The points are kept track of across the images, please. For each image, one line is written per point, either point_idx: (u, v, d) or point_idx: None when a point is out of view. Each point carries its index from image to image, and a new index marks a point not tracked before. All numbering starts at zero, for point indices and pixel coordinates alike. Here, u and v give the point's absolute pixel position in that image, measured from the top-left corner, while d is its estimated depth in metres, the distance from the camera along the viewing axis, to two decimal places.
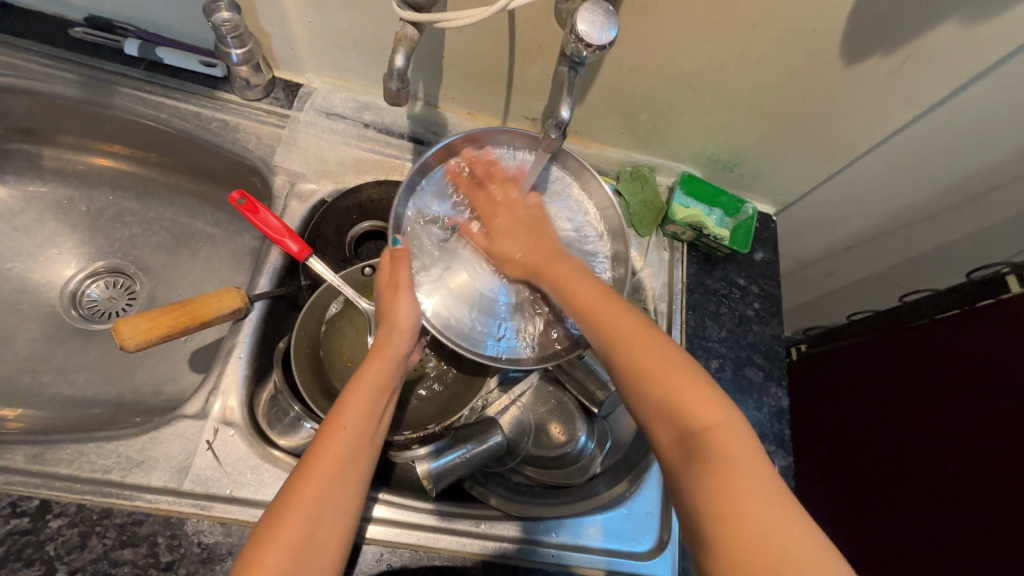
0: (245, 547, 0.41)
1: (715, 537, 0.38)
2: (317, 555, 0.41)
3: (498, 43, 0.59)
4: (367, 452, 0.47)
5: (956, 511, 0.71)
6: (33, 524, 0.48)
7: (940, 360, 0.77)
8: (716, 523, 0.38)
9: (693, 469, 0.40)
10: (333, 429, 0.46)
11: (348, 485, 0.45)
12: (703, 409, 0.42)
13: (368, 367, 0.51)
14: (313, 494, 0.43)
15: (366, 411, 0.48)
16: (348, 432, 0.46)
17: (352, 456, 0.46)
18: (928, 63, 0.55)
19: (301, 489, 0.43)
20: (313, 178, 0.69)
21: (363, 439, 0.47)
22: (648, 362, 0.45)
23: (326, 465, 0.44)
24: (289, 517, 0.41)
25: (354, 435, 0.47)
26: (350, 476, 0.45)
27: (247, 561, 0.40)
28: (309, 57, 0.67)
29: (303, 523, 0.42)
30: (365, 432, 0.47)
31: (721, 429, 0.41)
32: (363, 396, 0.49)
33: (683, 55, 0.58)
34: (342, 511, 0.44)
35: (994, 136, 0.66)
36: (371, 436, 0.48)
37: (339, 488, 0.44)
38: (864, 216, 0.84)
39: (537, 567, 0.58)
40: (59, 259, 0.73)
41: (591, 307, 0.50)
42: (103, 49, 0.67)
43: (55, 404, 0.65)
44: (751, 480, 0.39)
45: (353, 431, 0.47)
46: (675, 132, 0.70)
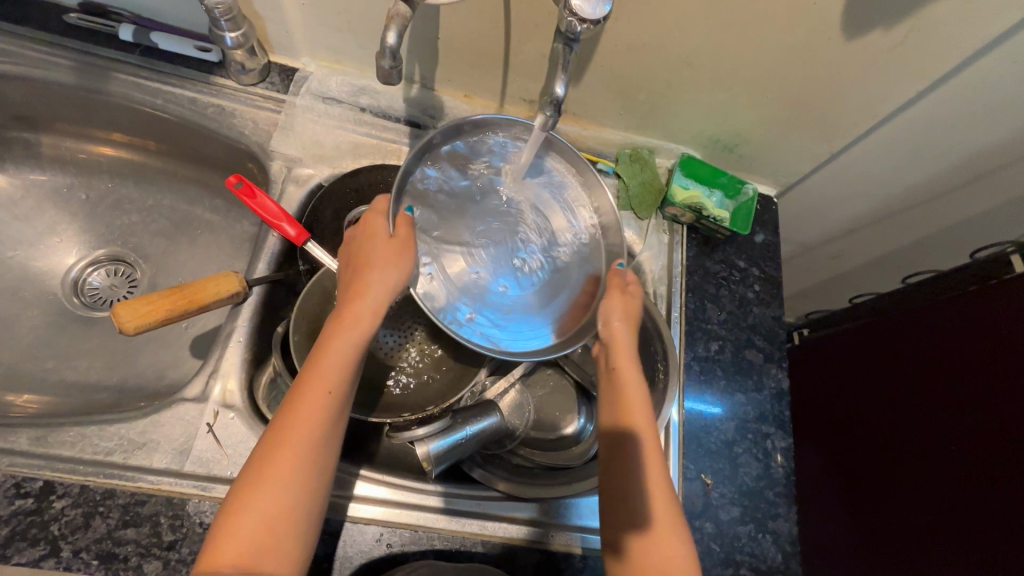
0: (225, 502, 0.43)
1: None
2: (299, 518, 0.43)
3: (493, 23, 0.58)
4: (344, 414, 0.47)
5: (957, 491, 0.71)
6: (38, 505, 0.49)
7: (944, 342, 0.76)
8: None
9: None
10: (310, 395, 0.45)
11: (326, 448, 0.45)
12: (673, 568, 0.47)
13: (344, 329, 0.47)
14: (292, 463, 0.43)
15: (345, 376, 0.47)
16: (331, 397, 0.45)
17: (330, 421, 0.45)
18: (931, 37, 0.54)
19: (278, 456, 0.43)
20: (310, 163, 0.69)
21: (341, 403, 0.46)
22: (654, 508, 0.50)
23: (306, 427, 0.44)
24: (268, 486, 0.42)
25: (333, 400, 0.46)
26: (327, 440, 0.45)
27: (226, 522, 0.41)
28: (304, 40, 0.67)
29: (283, 492, 0.43)
30: (343, 396, 0.46)
31: None
32: (341, 359, 0.46)
33: (682, 32, 0.57)
34: (320, 474, 0.45)
35: (999, 113, 0.65)
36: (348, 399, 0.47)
37: (318, 455, 0.45)
38: (866, 198, 0.84)
39: (536, 546, 0.59)
40: (60, 247, 0.74)
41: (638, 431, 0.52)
42: (97, 35, 0.67)
43: (59, 389, 0.66)
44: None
45: (334, 393, 0.46)
46: (674, 112, 0.69)
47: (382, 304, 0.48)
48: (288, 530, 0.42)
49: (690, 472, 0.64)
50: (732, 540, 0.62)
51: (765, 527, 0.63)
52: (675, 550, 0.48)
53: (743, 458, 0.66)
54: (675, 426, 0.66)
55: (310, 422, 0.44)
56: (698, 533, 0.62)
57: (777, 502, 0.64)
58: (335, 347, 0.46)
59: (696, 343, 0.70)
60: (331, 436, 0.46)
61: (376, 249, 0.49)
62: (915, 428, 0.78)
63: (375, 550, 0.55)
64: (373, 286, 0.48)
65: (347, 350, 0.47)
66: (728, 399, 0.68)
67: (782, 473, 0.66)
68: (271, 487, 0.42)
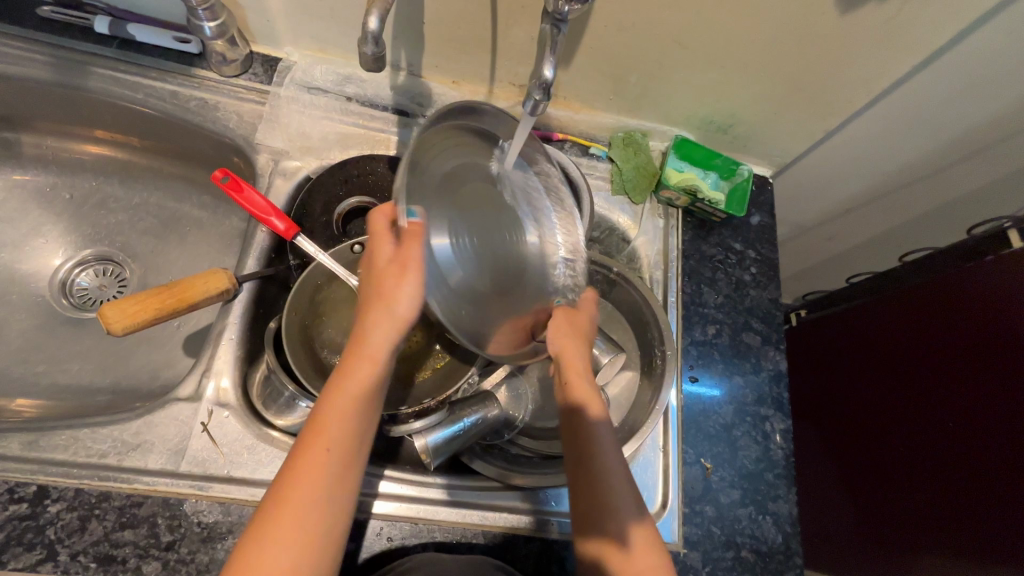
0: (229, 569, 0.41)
1: None
2: None
3: (479, 6, 0.57)
4: (350, 471, 0.44)
5: (956, 471, 0.72)
6: (33, 509, 0.48)
7: (939, 321, 0.76)
8: None
9: None
10: (309, 447, 0.43)
11: (330, 506, 0.43)
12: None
13: (347, 374, 0.46)
14: (293, 518, 0.41)
15: (351, 426, 0.44)
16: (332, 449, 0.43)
17: (334, 473, 0.43)
18: (926, 10, 0.54)
19: (277, 510, 0.41)
20: (297, 155, 0.68)
21: (345, 455, 0.44)
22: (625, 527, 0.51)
23: (306, 482, 0.42)
24: (266, 547, 0.40)
25: (331, 454, 0.43)
26: (329, 498, 0.43)
27: None
28: (286, 29, 0.65)
29: (279, 549, 0.40)
30: (349, 445, 0.44)
31: None
32: (342, 409, 0.44)
33: (672, 11, 0.56)
34: (326, 536, 0.42)
35: (995, 87, 0.64)
36: (354, 446, 0.45)
37: (318, 508, 0.42)
38: (862, 176, 0.83)
39: (537, 535, 0.59)
40: (46, 248, 0.72)
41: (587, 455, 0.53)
42: (72, 29, 0.65)
43: (52, 392, 0.65)
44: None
45: (336, 446, 0.44)
46: (667, 92, 0.68)
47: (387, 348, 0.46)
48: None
49: (689, 456, 0.64)
50: (732, 522, 0.62)
51: (765, 509, 0.63)
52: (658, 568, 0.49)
53: (742, 441, 0.66)
54: (674, 412, 0.66)
55: (309, 476, 0.42)
56: (698, 518, 0.62)
57: (777, 484, 0.65)
58: (339, 395, 0.45)
59: (693, 328, 0.69)
60: (335, 494, 0.43)
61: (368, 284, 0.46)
62: (913, 408, 0.79)
63: (375, 544, 0.55)
64: (379, 333, 0.45)
65: (351, 395, 0.45)
66: (727, 382, 0.68)
67: (781, 455, 0.66)
68: (268, 542, 0.40)
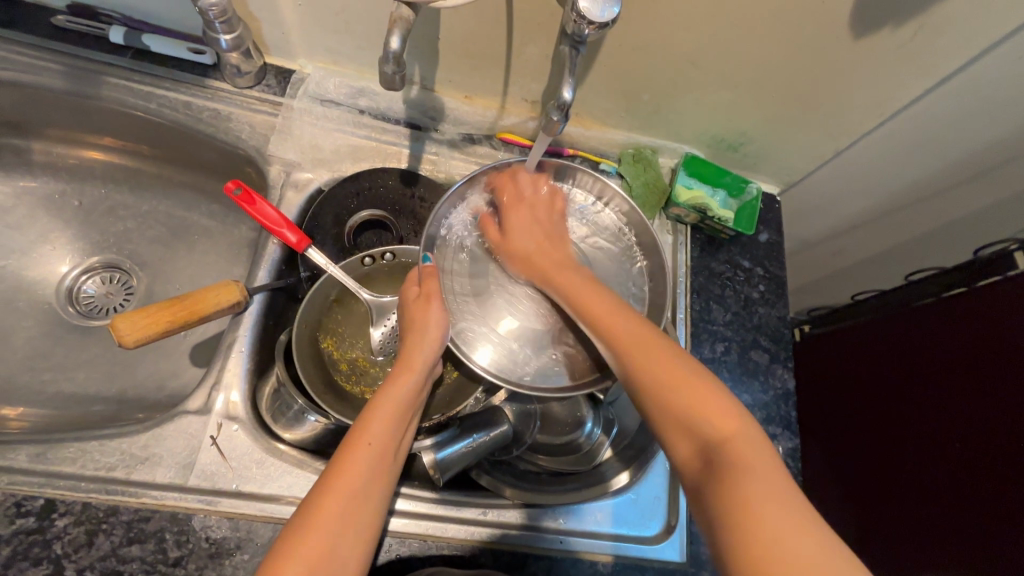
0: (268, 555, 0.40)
1: (736, 548, 0.37)
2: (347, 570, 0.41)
3: (495, 24, 0.57)
4: (391, 471, 0.46)
5: (960, 491, 0.71)
6: (40, 523, 0.48)
7: (946, 340, 0.76)
8: (733, 530, 0.38)
9: (713, 478, 0.40)
10: (356, 443, 0.45)
11: (371, 501, 0.44)
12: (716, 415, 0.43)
13: (391, 382, 0.50)
14: (339, 508, 0.42)
15: (392, 426, 0.48)
16: (377, 446, 0.46)
17: (377, 470, 0.45)
18: (938, 35, 0.54)
19: (323, 503, 0.42)
20: (309, 167, 0.68)
21: (388, 456, 0.46)
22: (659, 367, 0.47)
23: (352, 475, 0.44)
24: (314, 530, 0.41)
25: (377, 453, 0.46)
26: (372, 493, 0.44)
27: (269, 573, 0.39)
28: (301, 42, 0.65)
29: (323, 538, 0.41)
30: (390, 444, 0.47)
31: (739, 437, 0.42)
32: (387, 411, 0.48)
33: (687, 32, 0.56)
34: (367, 527, 0.43)
35: (1004, 111, 0.64)
36: (395, 447, 0.47)
37: (360, 506, 0.43)
38: (869, 195, 0.83)
39: (545, 553, 0.58)
40: (53, 255, 0.72)
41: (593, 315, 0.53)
42: (87, 38, 0.65)
43: (57, 401, 0.65)
44: (769, 486, 0.39)
45: (379, 445, 0.46)
46: (678, 111, 0.68)
47: (423, 361, 0.52)
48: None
49: None
50: None
51: None
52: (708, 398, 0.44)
53: None
54: None
55: (356, 471, 0.44)
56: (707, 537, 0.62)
57: None
58: (384, 398, 0.49)
59: (701, 345, 0.70)
60: (376, 490, 0.45)
61: (418, 306, 0.54)
62: (916, 427, 0.78)
63: (384, 561, 0.55)
64: (415, 346, 0.52)
65: (394, 400, 0.49)
66: (735, 400, 0.68)
67: (790, 474, 0.66)
68: (315, 532, 0.41)
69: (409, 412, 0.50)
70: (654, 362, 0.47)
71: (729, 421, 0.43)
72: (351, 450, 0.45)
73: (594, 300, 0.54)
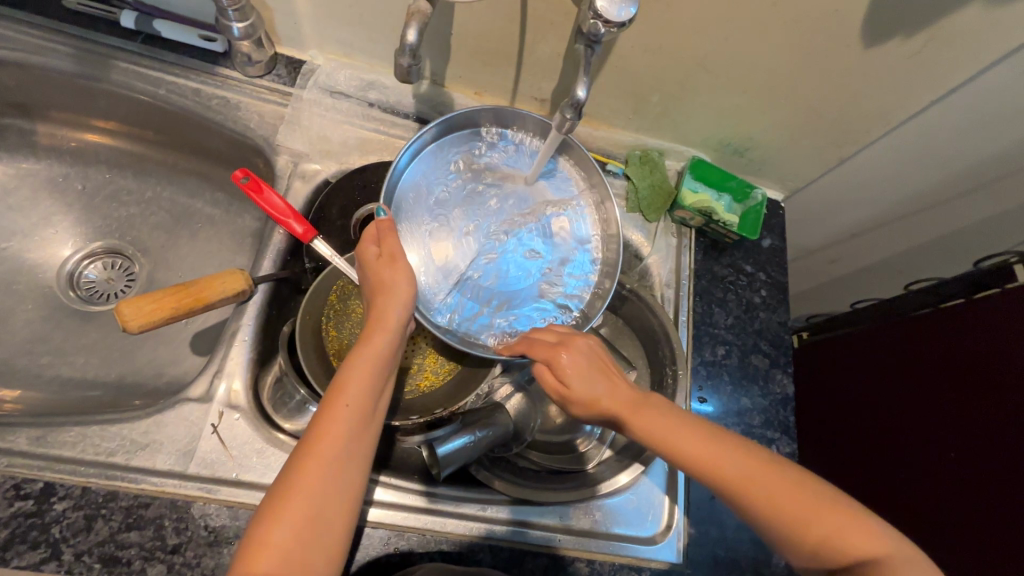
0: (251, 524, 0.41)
1: None
2: (322, 542, 0.41)
3: (509, 22, 0.58)
4: (370, 428, 0.46)
5: (954, 499, 0.72)
6: (38, 507, 0.47)
7: (943, 349, 0.77)
8: None
9: None
10: (333, 406, 0.44)
11: (349, 464, 0.43)
12: (856, 537, 0.40)
13: (365, 340, 0.48)
14: (316, 472, 0.42)
15: (370, 386, 0.46)
16: (352, 407, 0.45)
17: (354, 431, 0.44)
18: (947, 46, 0.55)
19: (302, 467, 0.42)
20: (317, 158, 0.68)
21: (365, 415, 0.45)
22: (767, 490, 0.42)
23: (329, 438, 0.43)
24: (291, 498, 0.40)
25: (353, 414, 0.45)
26: (350, 456, 0.43)
27: (251, 543, 0.39)
28: (313, 33, 0.65)
29: (305, 504, 0.41)
30: (368, 404, 0.46)
31: (886, 554, 0.39)
32: (363, 370, 0.47)
33: (700, 36, 0.57)
34: (346, 493, 0.43)
35: (1008, 125, 0.65)
36: (373, 407, 0.46)
37: (340, 469, 0.43)
38: (871, 204, 0.84)
39: (542, 551, 0.59)
40: (55, 238, 0.72)
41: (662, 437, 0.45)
42: (97, 21, 0.65)
43: (55, 385, 0.64)
44: None
45: (356, 406, 0.45)
46: (687, 114, 0.69)
47: (398, 318, 0.50)
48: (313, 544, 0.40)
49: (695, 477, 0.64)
50: (735, 545, 0.63)
51: None
52: (833, 517, 0.40)
53: None
54: None
55: (333, 433, 0.43)
56: (703, 538, 0.62)
57: None
58: (359, 357, 0.47)
59: (702, 348, 0.70)
60: (355, 452, 0.44)
61: (381, 265, 0.51)
62: (914, 434, 0.79)
63: (383, 554, 0.55)
64: (386, 304, 0.50)
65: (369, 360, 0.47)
66: (734, 403, 0.68)
67: None
68: (296, 497, 0.40)
69: (386, 371, 0.48)
70: (764, 478, 0.42)
71: (863, 535, 0.40)
72: (327, 411, 0.44)
73: (690, 444, 0.44)
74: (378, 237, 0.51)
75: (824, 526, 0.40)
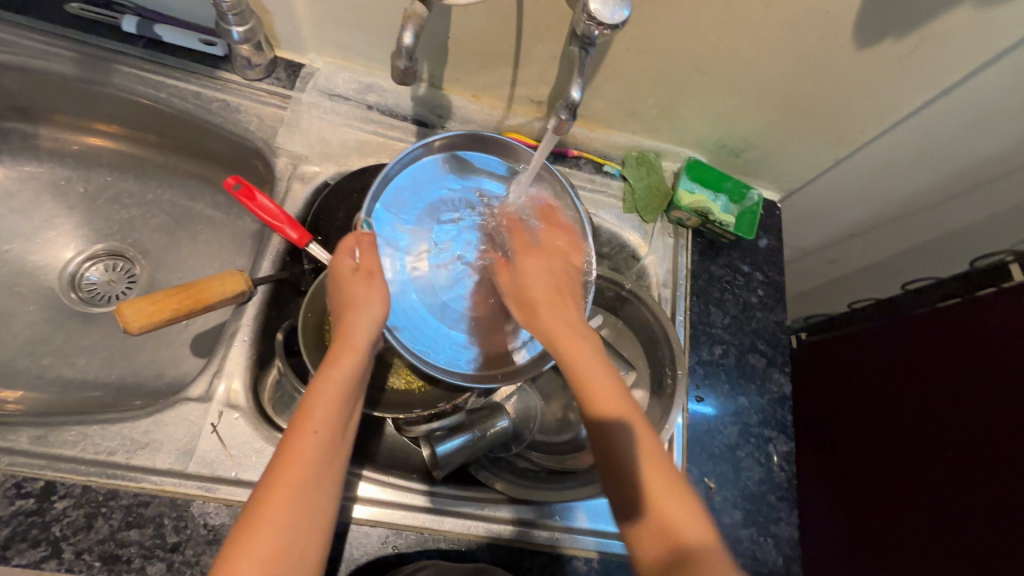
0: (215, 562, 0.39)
1: None
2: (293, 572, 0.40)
3: (506, 25, 0.58)
4: (339, 452, 0.45)
5: (949, 497, 0.72)
6: (39, 505, 0.48)
7: (940, 349, 0.77)
8: None
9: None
10: (300, 434, 0.44)
11: (319, 491, 0.43)
12: (688, 526, 0.43)
13: (331, 363, 0.48)
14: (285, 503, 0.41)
15: (337, 410, 0.46)
16: (319, 434, 0.44)
17: (323, 457, 0.44)
18: (940, 47, 0.56)
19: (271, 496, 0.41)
20: (316, 160, 0.69)
21: (334, 440, 0.45)
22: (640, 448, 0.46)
23: (298, 466, 0.42)
24: (259, 529, 0.39)
25: (323, 438, 0.44)
26: (319, 483, 0.43)
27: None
28: (312, 36, 0.66)
29: (274, 536, 0.40)
30: (336, 429, 0.45)
31: (707, 546, 0.43)
32: (332, 394, 0.46)
33: (694, 38, 0.57)
34: (315, 521, 0.42)
35: (1004, 125, 0.65)
36: (341, 432, 0.46)
37: (311, 494, 0.42)
38: (868, 204, 0.84)
39: (540, 549, 0.59)
40: (57, 240, 0.73)
41: (588, 386, 0.49)
42: (98, 26, 0.66)
43: (57, 386, 0.65)
44: None
45: (324, 433, 0.44)
46: (684, 115, 0.69)
47: (365, 340, 0.49)
48: (282, 575, 0.39)
49: (693, 476, 0.65)
50: (734, 543, 0.63)
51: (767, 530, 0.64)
52: (684, 511, 0.44)
53: (745, 462, 0.66)
54: (679, 433, 0.66)
55: (303, 462, 0.43)
56: None
57: (779, 506, 0.65)
58: (327, 383, 0.47)
59: (700, 347, 0.70)
60: (323, 479, 0.43)
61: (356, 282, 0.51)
62: (909, 431, 0.79)
63: (382, 553, 0.55)
64: (354, 323, 0.49)
65: (337, 380, 0.47)
66: (731, 403, 0.69)
67: (784, 478, 0.66)
68: (264, 528, 0.40)
69: (354, 393, 0.48)
70: (607, 390, 0.49)
71: (700, 530, 0.43)
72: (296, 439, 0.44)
73: (588, 364, 0.50)
74: (358, 251, 0.52)
75: (659, 490, 0.45)
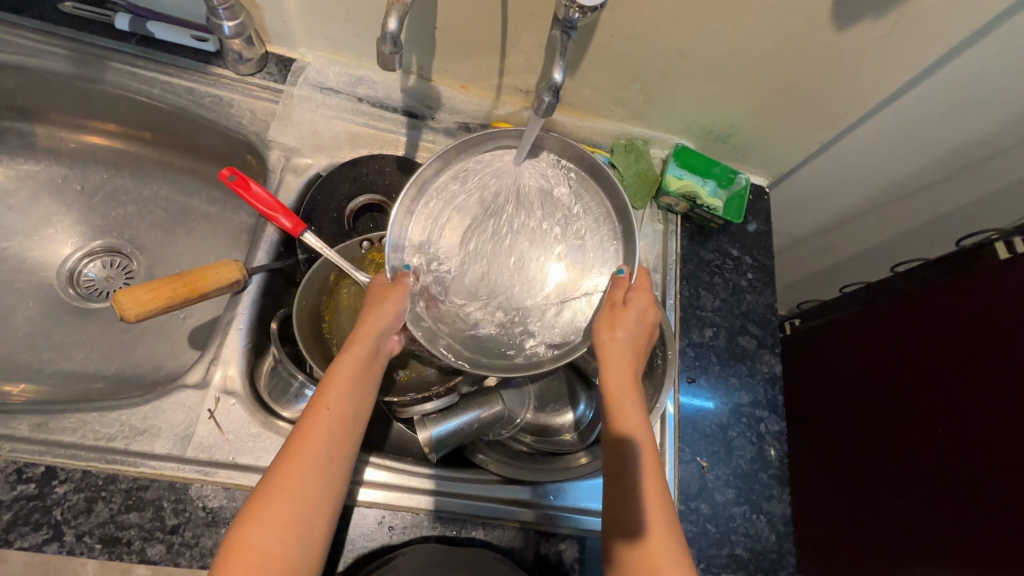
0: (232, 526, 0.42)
1: None
2: (302, 541, 0.42)
3: (492, 15, 0.59)
4: (351, 431, 0.47)
5: (939, 473, 0.73)
6: (40, 489, 0.49)
7: (929, 328, 0.78)
8: None
9: None
10: (314, 412, 0.46)
11: (331, 467, 0.45)
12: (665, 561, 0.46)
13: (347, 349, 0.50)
14: (297, 475, 0.43)
15: (349, 391, 0.48)
16: (331, 411, 0.46)
17: (335, 435, 0.46)
18: (917, 28, 0.56)
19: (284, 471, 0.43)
20: (308, 152, 0.70)
21: (346, 419, 0.47)
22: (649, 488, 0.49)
23: (311, 443, 0.45)
24: (272, 498, 0.42)
25: (336, 418, 0.46)
26: (330, 459, 0.45)
27: (232, 542, 0.40)
28: (302, 31, 0.67)
29: (285, 506, 0.42)
30: (348, 409, 0.47)
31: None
32: (345, 377, 0.48)
33: (676, 23, 0.58)
34: (325, 495, 0.44)
35: (986, 105, 0.66)
36: (354, 412, 0.48)
37: (323, 470, 0.44)
38: (856, 188, 0.85)
39: (534, 528, 0.60)
40: (55, 237, 0.74)
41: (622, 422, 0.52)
42: (92, 24, 0.67)
43: (57, 378, 0.66)
44: None
45: (336, 412, 0.46)
46: (670, 102, 0.70)
47: (380, 328, 0.51)
48: (293, 543, 0.41)
49: (684, 455, 0.65)
50: (727, 521, 0.64)
51: (760, 508, 0.65)
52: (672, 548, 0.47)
53: (737, 441, 0.67)
54: (670, 415, 0.67)
55: (315, 438, 0.45)
56: (693, 514, 0.63)
57: (771, 484, 0.66)
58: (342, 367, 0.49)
59: (690, 330, 0.71)
60: (335, 456, 0.45)
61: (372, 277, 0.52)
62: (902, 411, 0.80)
63: (378, 534, 0.56)
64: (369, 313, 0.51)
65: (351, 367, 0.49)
66: (722, 384, 0.69)
67: (775, 457, 0.67)
68: (277, 498, 0.42)
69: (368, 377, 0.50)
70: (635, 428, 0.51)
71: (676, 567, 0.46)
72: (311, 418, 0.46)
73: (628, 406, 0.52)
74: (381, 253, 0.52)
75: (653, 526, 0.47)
